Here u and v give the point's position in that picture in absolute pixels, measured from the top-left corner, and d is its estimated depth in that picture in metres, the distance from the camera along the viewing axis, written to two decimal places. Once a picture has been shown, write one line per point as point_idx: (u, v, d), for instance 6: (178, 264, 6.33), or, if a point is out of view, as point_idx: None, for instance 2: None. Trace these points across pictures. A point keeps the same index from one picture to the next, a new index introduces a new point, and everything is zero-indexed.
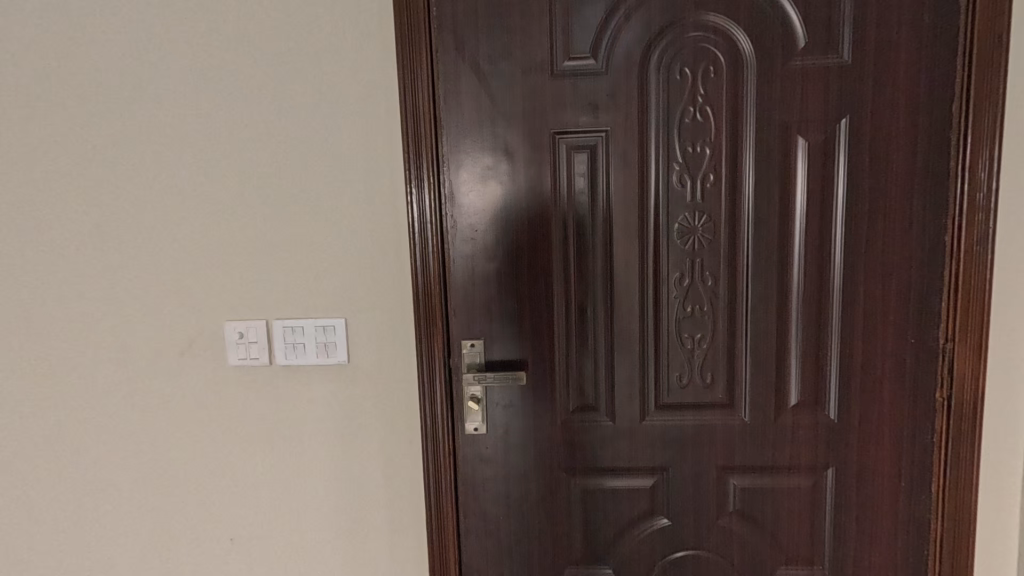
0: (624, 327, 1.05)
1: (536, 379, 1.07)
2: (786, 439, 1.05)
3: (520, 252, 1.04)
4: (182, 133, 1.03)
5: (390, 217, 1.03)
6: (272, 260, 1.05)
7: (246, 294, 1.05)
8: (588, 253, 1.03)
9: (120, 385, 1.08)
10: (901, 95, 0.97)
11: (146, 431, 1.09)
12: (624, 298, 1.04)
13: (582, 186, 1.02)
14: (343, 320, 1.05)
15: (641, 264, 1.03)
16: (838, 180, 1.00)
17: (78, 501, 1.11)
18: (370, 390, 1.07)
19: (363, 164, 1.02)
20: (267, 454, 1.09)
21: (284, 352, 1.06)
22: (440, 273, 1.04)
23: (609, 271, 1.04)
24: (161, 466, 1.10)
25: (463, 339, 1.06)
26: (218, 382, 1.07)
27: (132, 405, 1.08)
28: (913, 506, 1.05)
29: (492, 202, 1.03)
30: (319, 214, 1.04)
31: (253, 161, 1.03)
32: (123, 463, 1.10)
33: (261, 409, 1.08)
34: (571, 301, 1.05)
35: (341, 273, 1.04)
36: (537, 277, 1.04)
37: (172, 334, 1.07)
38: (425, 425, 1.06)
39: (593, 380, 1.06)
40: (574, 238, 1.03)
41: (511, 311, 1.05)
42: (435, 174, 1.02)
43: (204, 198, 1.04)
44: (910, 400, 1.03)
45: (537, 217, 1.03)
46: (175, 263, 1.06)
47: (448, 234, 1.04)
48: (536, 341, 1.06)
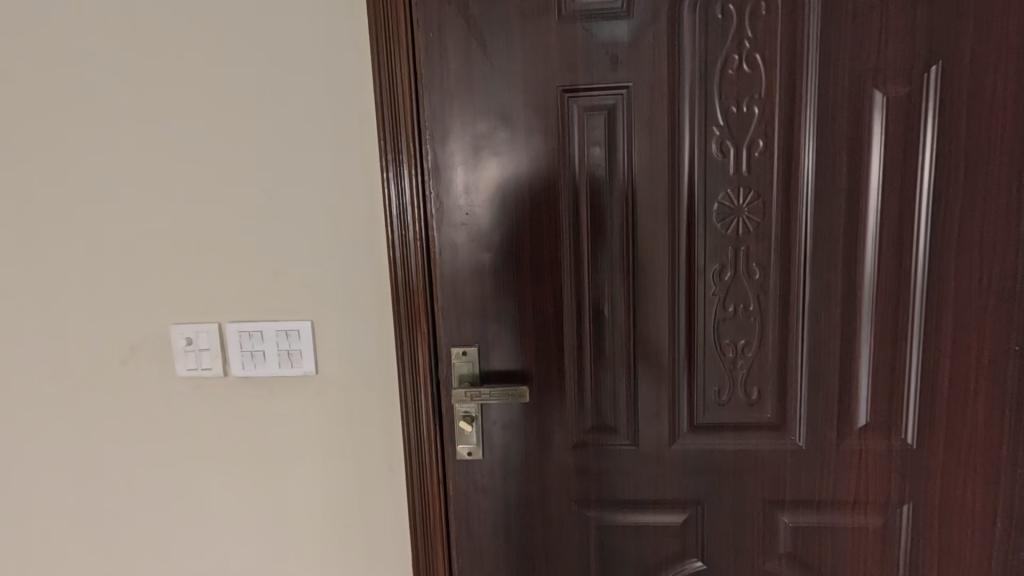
0: (650, 331, 0.85)
1: (543, 394, 0.88)
2: (851, 469, 0.85)
3: (523, 241, 0.85)
4: (113, 100, 0.85)
5: (363, 198, 0.85)
6: (225, 252, 0.88)
7: (194, 293, 0.88)
8: (605, 241, 0.84)
9: (54, 400, 0.92)
10: (1012, 34, 0.75)
11: (87, 453, 0.93)
12: (649, 296, 0.84)
13: (599, 158, 0.83)
14: (308, 323, 0.88)
15: (671, 253, 0.83)
16: (925, 146, 0.78)
17: (17, 531, 0.97)
18: (344, 405, 0.90)
19: (329, 134, 0.84)
20: (226, 481, 0.93)
21: (240, 361, 0.89)
22: (425, 266, 0.86)
23: (631, 262, 0.84)
24: (106, 493, 0.94)
25: (452, 346, 0.88)
26: (166, 397, 0.91)
27: (70, 424, 0.93)
28: (1010, 553, 0.85)
29: (487, 179, 0.84)
30: (278, 196, 0.86)
31: (199, 133, 0.85)
32: (63, 489, 0.95)
33: (216, 428, 0.92)
34: (586, 300, 0.85)
35: (306, 267, 0.87)
36: (542, 271, 0.85)
37: (110, 341, 0.90)
38: (409, 448, 0.89)
39: (612, 395, 0.87)
40: (588, 222, 0.84)
41: (511, 312, 0.87)
42: (417, 145, 0.83)
43: (141, 179, 0.87)
44: (1012, 422, 0.82)
45: (542, 197, 0.84)
46: (111, 258, 0.89)
47: (433, 219, 0.85)
48: (543, 349, 0.87)
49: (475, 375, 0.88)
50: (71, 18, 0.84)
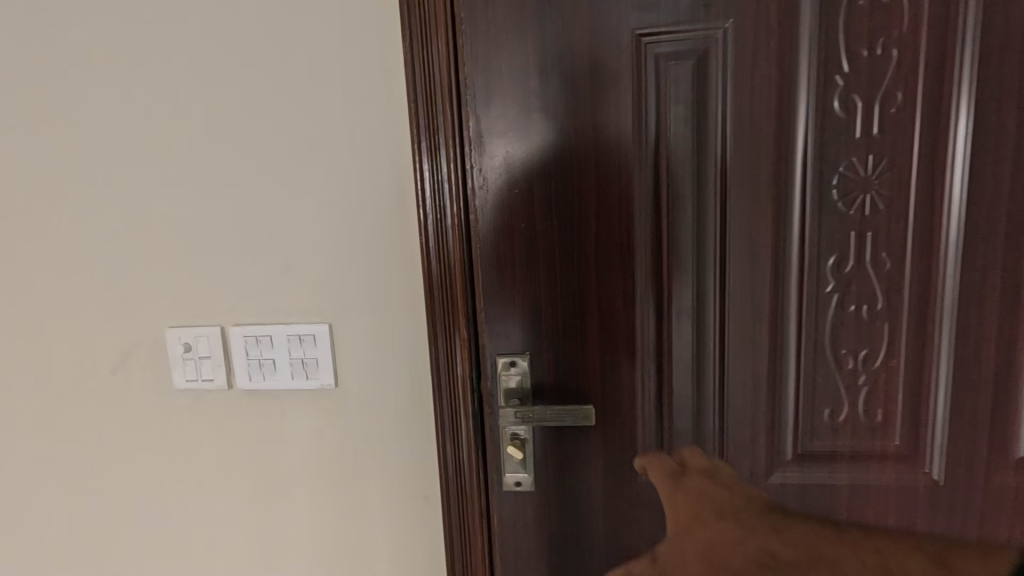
0: (746, 337, 0.68)
1: (609, 414, 0.72)
2: (1004, 511, 0.68)
3: (587, 226, 0.68)
4: (95, 64, 0.72)
5: (390, 177, 0.71)
6: (227, 242, 0.74)
7: (192, 291, 0.75)
8: (691, 226, 0.67)
9: (29, 419, 0.78)
10: None
11: (68, 481, 0.79)
12: (745, 294, 0.67)
13: (684, 119, 0.65)
14: (325, 327, 0.74)
15: (775, 240, 0.66)
16: None
17: None
18: (368, 423, 0.77)
19: (349, 99, 0.69)
20: (232, 512, 0.79)
21: (247, 371, 0.75)
22: (465, 258, 0.70)
23: (724, 252, 0.67)
24: (93, 525, 0.81)
25: (498, 354, 0.72)
26: (162, 414, 0.77)
27: (47, 448, 0.79)
28: None
29: (541, 149, 0.67)
30: (289, 175, 0.72)
31: (195, 99, 0.71)
32: (44, 521, 0.81)
33: (219, 451, 0.77)
34: (664, 299, 0.69)
35: (323, 260, 0.73)
36: (609, 264, 0.69)
37: (92, 348, 0.76)
38: (446, 475, 0.75)
39: (695, 416, 0.71)
40: (669, 202, 0.67)
41: (570, 313, 0.70)
42: (456, 107, 0.67)
43: (128, 156, 0.73)
44: None
45: (611, 171, 0.67)
46: (92, 251, 0.74)
47: (474, 199, 0.69)
48: (609, 358, 0.71)
49: (524, 390, 0.72)
50: None
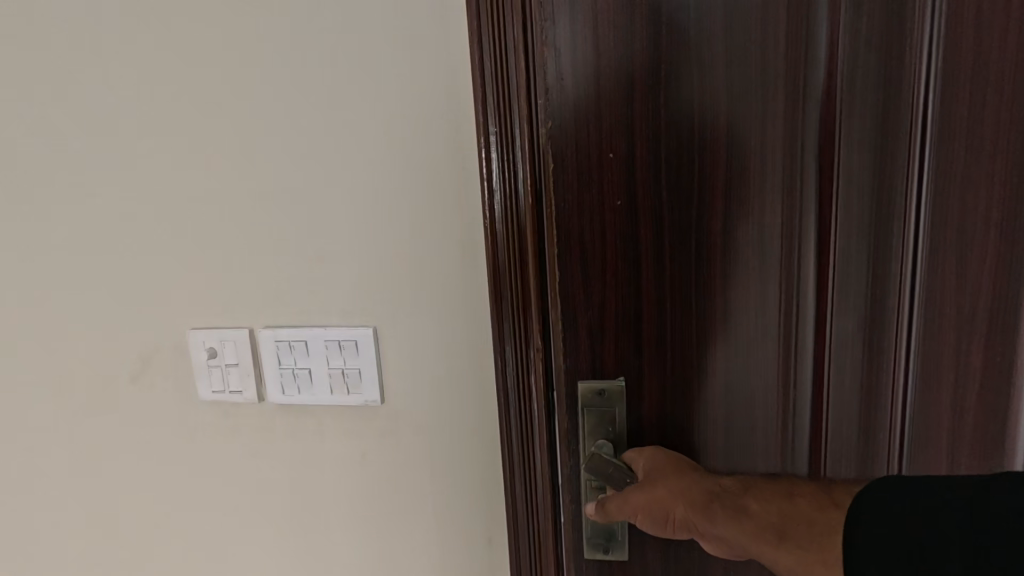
0: (944, 355, 0.49)
1: (734, 461, 0.53)
2: None
3: (713, 204, 0.49)
4: (102, 22, 0.60)
5: (446, 144, 0.55)
6: (255, 230, 0.61)
7: (217, 289, 0.63)
8: (873, 197, 0.48)
9: (53, 432, 0.70)
10: None
11: (95, 501, 0.70)
12: (954, 296, 0.48)
13: (867, 47, 0.46)
14: (369, 331, 0.60)
15: (1006, 218, 0.46)
16: None
17: None
18: (421, 449, 0.62)
19: (397, 42, 0.54)
20: (266, 544, 0.68)
21: (279, 383, 0.63)
22: (541, 252, 0.52)
23: (921, 238, 0.47)
24: (119, 551, 0.72)
25: (583, 376, 0.54)
26: (184, 427, 0.66)
27: (72, 463, 0.70)
28: None
29: (651, 97, 0.48)
30: (325, 144, 0.58)
31: (214, 51, 0.58)
32: (71, 543, 0.73)
33: (250, 473, 0.66)
34: (824, 305, 0.50)
35: (365, 249, 0.59)
36: (749, 254, 0.50)
37: (112, 354, 0.66)
38: (512, 530, 0.58)
39: (862, 465, 0.52)
40: (841, 167, 0.47)
41: (685, 325, 0.51)
42: (531, 41, 0.49)
43: (141, 123, 0.61)
44: None
45: (753, 124, 0.48)
46: (108, 243, 0.64)
47: (553, 168, 0.51)
48: (737, 385, 0.52)
49: (618, 428, 0.54)
50: None
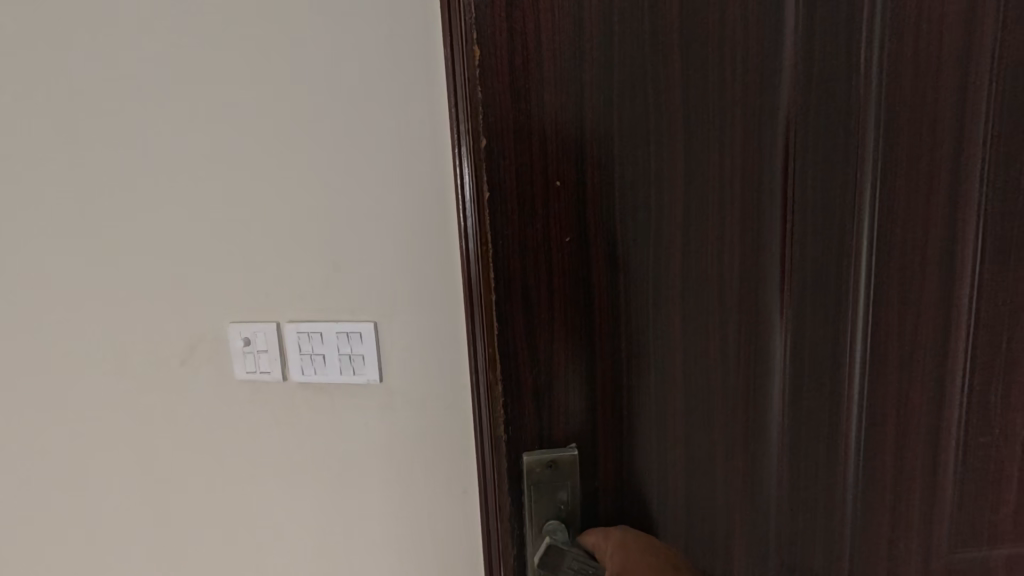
0: (901, 382, 0.53)
1: (693, 473, 0.55)
2: None
3: (673, 244, 0.52)
4: (147, 66, 0.71)
5: (438, 167, 0.65)
6: (276, 239, 0.71)
7: (247, 288, 0.74)
8: (829, 223, 0.50)
9: (110, 413, 0.81)
10: None
11: (147, 472, 0.82)
12: (902, 315, 0.51)
13: (818, 96, 0.49)
14: (372, 325, 0.70)
15: (939, 254, 0.50)
16: None
17: (83, 554, 0.87)
18: (417, 428, 0.73)
19: (389, 81, 0.64)
20: (288, 506, 0.79)
21: (300, 366, 0.74)
22: (497, 302, 0.53)
23: (869, 275, 0.51)
24: (167, 515, 0.83)
25: (535, 409, 0.55)
26: (223, 402, 0.79)
27: (127, 439, 0.82)
28: None
29: (604, 144, 0.50)
30: (339, 169, 0.67)
31: (243, 82, 0.68)
32: (125, 509, 0.84)
33: (277, 443, 0.78)
34: (786, 334, 0.52)
35: (368, 257, 0.68)
36: (699, 281, 0.52)
37: (163, 343, 0.78)
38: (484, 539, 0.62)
39: (820, 483, 0.55)
40: (798, 196, 0.50)
41: (640, 361, 0.54)
42: (476, 93, 0.49)
43: (182, 145, 0.72)
44: None
45: (710, 167, 0.50)
46: (157, 251, 0.75)
47: (505, 205, 0.51)
48: (690, 418, 0.55)
49: (568, 506, 0.56)
50: None
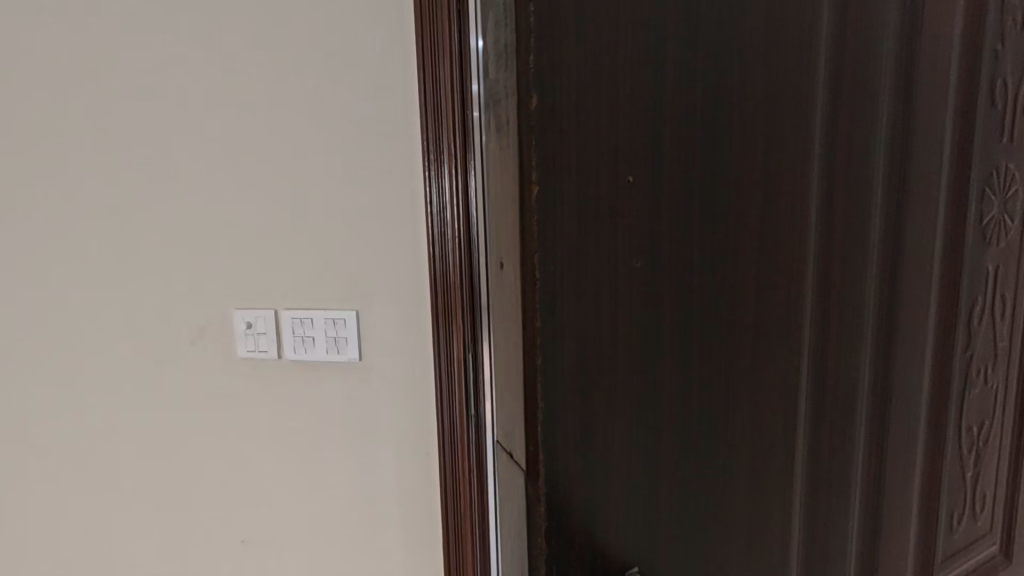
0: (887, 380, 0.64)
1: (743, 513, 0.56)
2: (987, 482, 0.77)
3: (736, 254, 0.52)
4: (188, 117, 0.96)
5: (411, 201, 0.91)
6: (280, 247, 0.96)
7: (255, 284, 0.98)
8: (843, 263, 0.58)
9: (135, 381, 1.04)
10: None
11: (160, 428, 1.04)
12: (891, 340, 0.63)
13: (838, 147, 0.56)
14: (354, 312, 0.95)
15: (909, 283, 0.63)
16: None
17: (99, 499, 1.08)
18: (384, 391, 0.97)
19: (379, 140, 0.91)
20: (277, 459, 1.02)
21: (293, 345, 0.97)
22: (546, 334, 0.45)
23: (861, 297, 0.60)
24: (172, 464, 1.04)
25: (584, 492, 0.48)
26: (226, 374, 1.01)
27: (145, 403, 1.04)
28: None
29: (674, 127, 0.47)
30: (335, 199, 0.93)
31: (261, 133, 0.94)
32: (138, 460, 1.05)
33: (270, 406, 1.01)
34: (818, 368, 0.59)
35: (354, 261, 0.94)
36: (741, 330, 0.53)
37: (182, 326, 1.01)
38: None
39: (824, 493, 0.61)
40: (829, 244, 0.57)
41: (702, 404, 0.52)
42: (532, 57, 0.42)
43: (210, 176, 0.97)
44: None
45: (761, 221, 0.52)
46: (184, 254, 0.99)
47: (570, 257, 0.45)
48: (735, 461, 0.55)
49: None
50: (155, 50, 0.95)
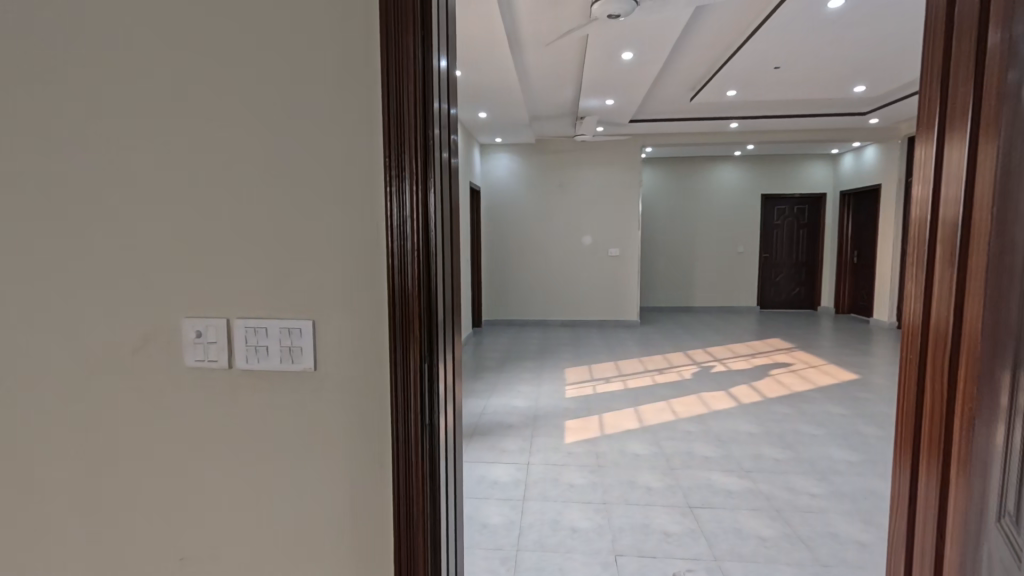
0: None
1: None
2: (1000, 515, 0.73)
3: None
4: (139, 123, 0.95)
5: (371, 214, 0.92)
6: (233, 256, 0.95)
7: (205, 292, 0.96)
8: None
9: (72, 388, 1.00)
10: (963, 49, 0.83)
11: (96, 438, 1.01)
12: None
13: None
14: (310, 321, 0.95)
15: None
16: (947, 167, 0.86)
17: (27, 512, 1.03)
18: (339, 400, 0.96)
19: (340, 153, 0.91)
20: (222, 472, 0.99)
21: (245, 355, 0.97)
22: None
23: None
24: (108, 475, 1.01)
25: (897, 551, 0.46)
26: (172, 383, 0.99)
27: (82, 412, 1.00)
28: (925, 523, 0.92)
29: None
30: (294, 210, 0.93)
31: (219, 140, 0.94)
32: (72, 471, 1.01)
33: (216, 416, 0.99)
34: None
35: (312, 270, 0.94)
36: None
37: (124, 333, 0.99)
38: None
39: None
40: None
41: None
42: None
43: (162, 180, 0.95)
44: (938, 400, 0.88)
45: None
46: (129, 260, 0.97)
47: None
48: None
49: None
50: (108, 54, 0.94)
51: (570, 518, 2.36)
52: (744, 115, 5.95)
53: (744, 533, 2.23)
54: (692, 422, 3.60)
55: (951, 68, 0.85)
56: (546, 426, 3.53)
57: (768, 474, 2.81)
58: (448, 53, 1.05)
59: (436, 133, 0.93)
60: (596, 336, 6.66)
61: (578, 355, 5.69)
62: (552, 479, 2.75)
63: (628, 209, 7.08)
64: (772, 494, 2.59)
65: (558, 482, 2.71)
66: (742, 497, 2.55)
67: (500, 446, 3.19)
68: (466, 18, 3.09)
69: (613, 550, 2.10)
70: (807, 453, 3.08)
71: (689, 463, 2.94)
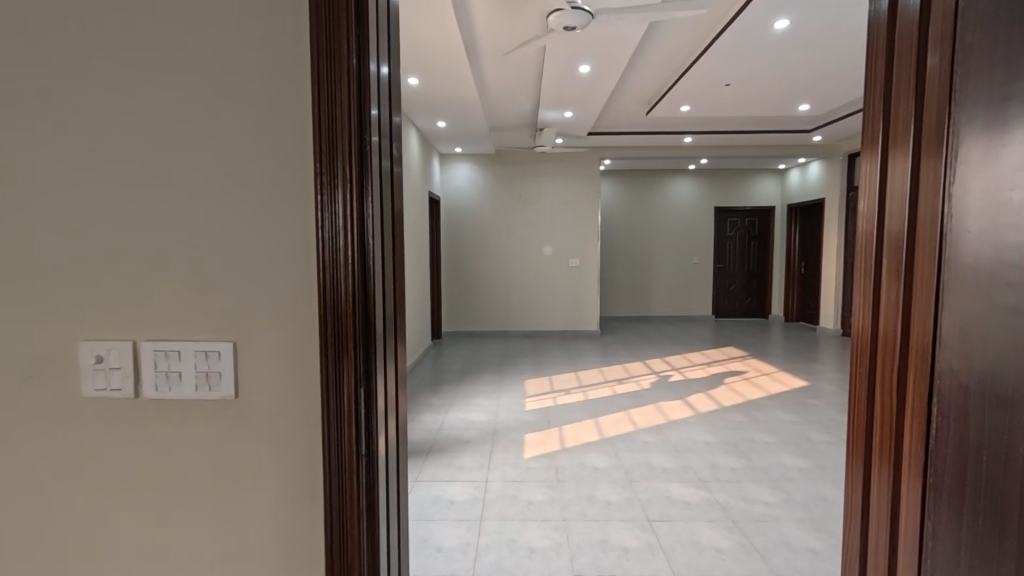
0: None
1: None
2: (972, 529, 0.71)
3: None
4: (30, 120, 0.83)
5: (299, 224, 0.84)
6: (140, 272, 0.85)
7: (107, 312, 0.85)
8: None
9: None
10: (900, 68, 0.84)
11: None
12: None
13: None
14: (230, 344, 0.85)
15: None
16: (889, 182, 0.86)
17: None
18: (263, 430, 0.87)
19: (264, 158, 0.83)
20: (126, 511, 0.88)
21: (153, 382, 0.86)
22: None
23: None
24: None
25: None
26: (69, 415, 0.87)
27: None
28: (878, 537, 0.90)
29: None
30: (210, 222, 0.84)
31: (127, 143, 0.83)
32: None
33: (119, 450, 0.87)
34: None
35: (232, 287, 0.85)
36: None
37: (9, 358, 0.86)
38: None
39: None
40: None
41: None
42: None
43: (59, 185, 0.84)
44: (888, 412, 0.87)
45: None
46: (16, 274, 0.85)
47: None
48: None
49: None
50: None
51: (528, 537, 2.30)
52: (698, 130, 6.13)
53: (701, 545, 2.22)
54: (651, 433, 3.60)
55: (892, 84, 0.86)
56: (505, 440, 3.46)
57: (724, 484, 2.83)
58: (391, 56, 0.98)
59: (375, 140, 0.86)
60: (557, 347, 6.65)
61: (539, 366, 5.65)
62: (510, 497, 2.67)
63: (587, 220, 7.15)
64: (728, 504, 2.60)
65: (516, 500, 2.64)
66: (699, 508, 2.55)
67: (457, 463, 3.10)
68: (421, 27, 3.04)
69: (571, 570, 2.05)
70: (762, 462, 3.13)
71: (648, 475, 2.93)
